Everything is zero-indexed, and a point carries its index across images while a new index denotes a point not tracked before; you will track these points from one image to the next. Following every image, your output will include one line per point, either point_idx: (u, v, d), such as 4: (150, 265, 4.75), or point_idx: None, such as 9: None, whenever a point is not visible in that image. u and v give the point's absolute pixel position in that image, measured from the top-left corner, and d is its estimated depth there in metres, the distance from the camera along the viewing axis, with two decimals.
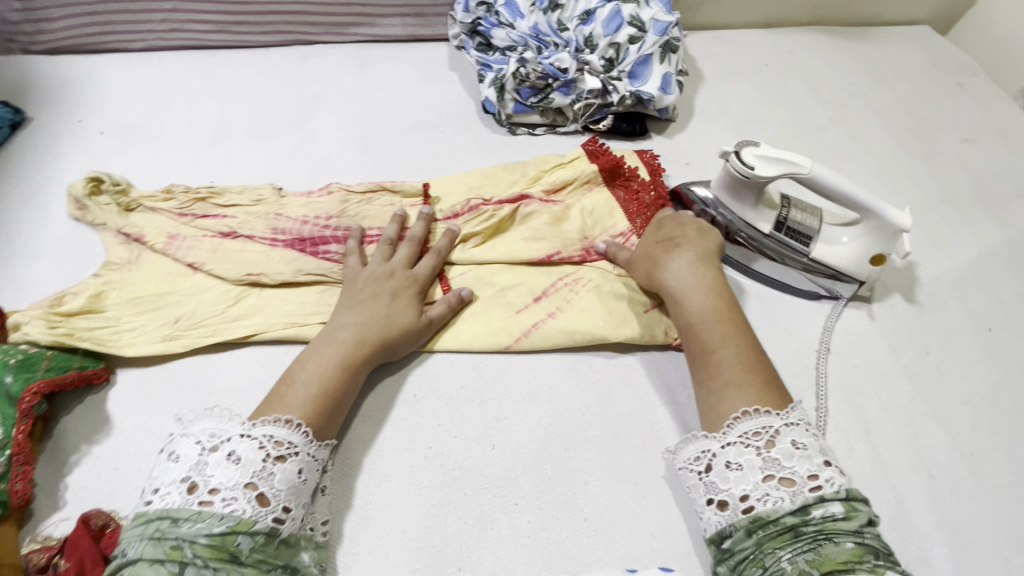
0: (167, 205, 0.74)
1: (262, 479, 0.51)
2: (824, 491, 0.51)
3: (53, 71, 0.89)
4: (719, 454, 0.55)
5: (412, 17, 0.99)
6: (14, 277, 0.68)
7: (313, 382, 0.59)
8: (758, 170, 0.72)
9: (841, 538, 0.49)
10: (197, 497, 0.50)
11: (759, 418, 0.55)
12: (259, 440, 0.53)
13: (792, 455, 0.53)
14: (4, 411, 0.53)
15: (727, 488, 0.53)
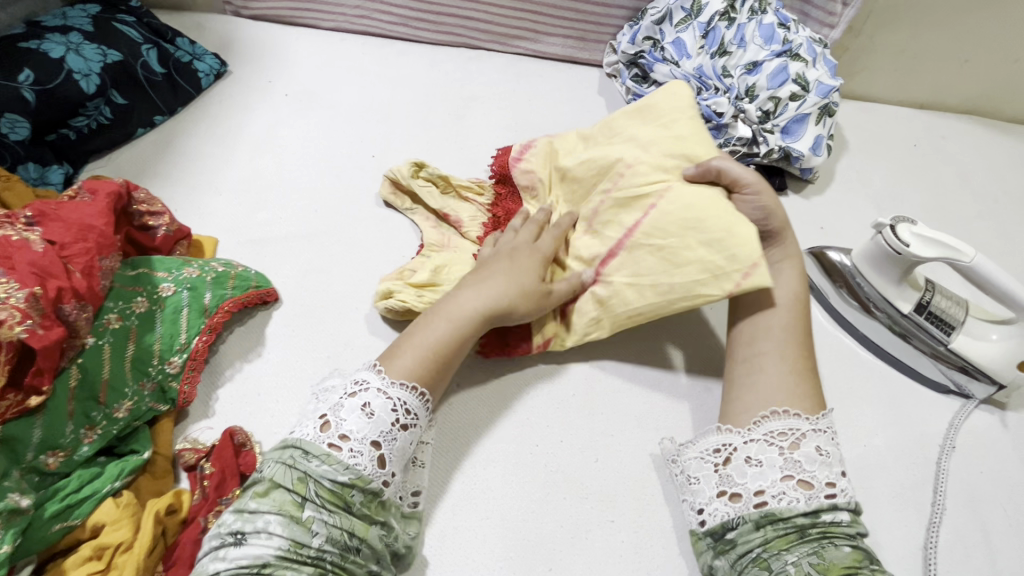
0: (478, 197, 0.78)
1: (386, 441, 0.51)
2: (836, 499, 0.52)
3: (254, 35, 0.99)
4: (740, 449, 0.55)
5: (574, 40, 1.04)
6: (200, 207, 0.77)
7: (427, 342, 0.57)
8: (912, 248, 0.71)
9: (841, 543, 0.49)
10: (328, 437, 0.50)
11: (785, 418, 0.55)
12: (394, 403, 0.52)
13: (813, 460, 0.53)
14: (196, 320, 0.60)
15: (742, 481, 0.54)
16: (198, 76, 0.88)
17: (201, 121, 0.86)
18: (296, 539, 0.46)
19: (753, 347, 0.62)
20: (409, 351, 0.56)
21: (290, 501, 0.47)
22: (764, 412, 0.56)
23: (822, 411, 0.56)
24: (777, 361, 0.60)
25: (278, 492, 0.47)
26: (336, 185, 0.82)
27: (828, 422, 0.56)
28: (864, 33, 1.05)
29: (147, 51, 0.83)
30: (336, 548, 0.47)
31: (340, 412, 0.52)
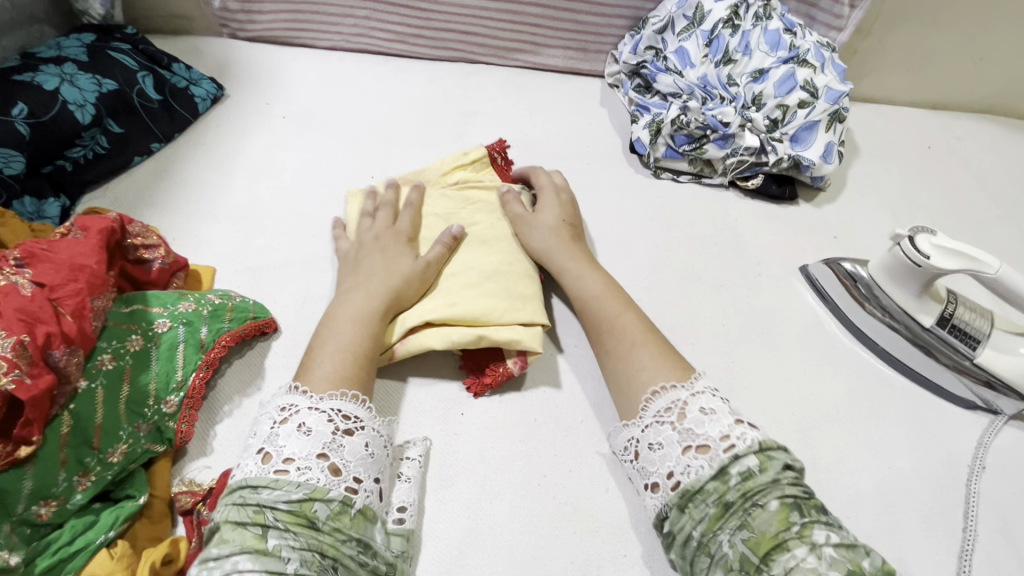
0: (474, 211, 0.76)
1: (331, 450, 0.50)
2: (736, 449, 0.50)
3: (252, 57, 0.98)
4: (641, 437, 0.55)
5: (575, 51, 1.03)
6: (197, 234, 0.75)
7: (340, 349, 0.58)
8: (933, 260, 0.68)
9: (762, 499, 0.47)
10: (272, 465, 0.49)
11: (667, 393, 0.55)
12: (328, 414, 0.52)
13: (702, 422, 0.53)
14: (193, 355, 0.58)
15: (654, 469, 0.53)
16: (195, 102, 0.87)
17: (198, 147, 0.85)
18: (269, 571, 0.43)
19: (610, 310, 0.65)
20: (328, 354, 0.57)
21: (248, 539, 0.45)
22: (653, 386, 0.57)
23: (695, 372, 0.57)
24: (640, 340, 0.62)
25: (234, 532, 0.45)
26: (336, 209, 0.81)
27: (701, 381, 0.56)
28: (873, 36, 1.02)
29: (142, 78, 0.82)
30: (311, 569, 0.44)
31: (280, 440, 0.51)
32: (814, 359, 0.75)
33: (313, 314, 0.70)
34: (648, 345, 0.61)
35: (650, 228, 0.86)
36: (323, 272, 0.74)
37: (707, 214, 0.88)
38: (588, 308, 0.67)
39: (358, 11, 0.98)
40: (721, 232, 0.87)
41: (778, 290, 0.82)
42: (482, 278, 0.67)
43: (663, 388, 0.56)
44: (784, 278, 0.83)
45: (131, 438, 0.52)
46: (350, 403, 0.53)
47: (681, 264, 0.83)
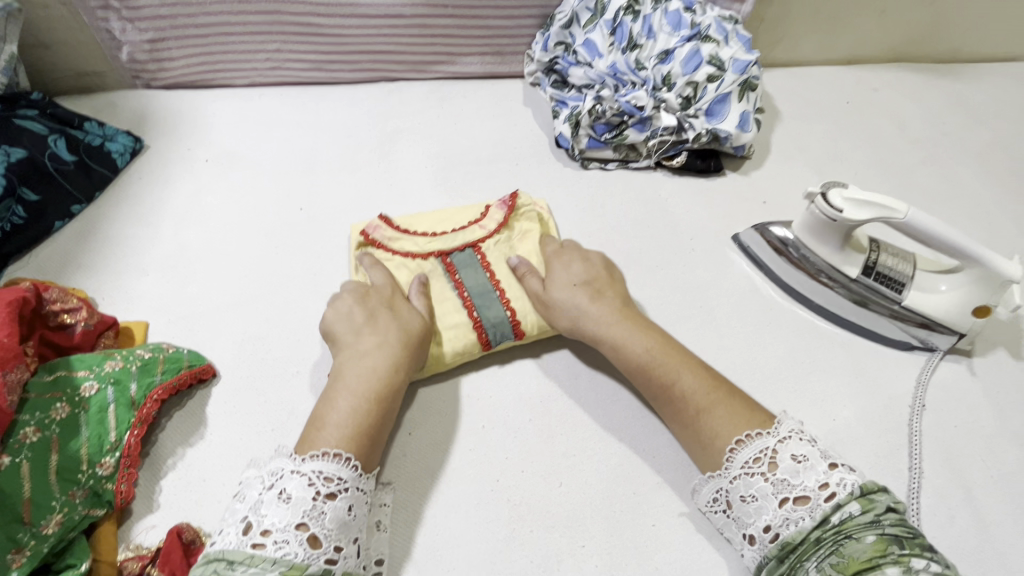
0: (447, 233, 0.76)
1: (311, 518, 0.48)
2: (837, 496, 0.49)
3: (170, 106, 0.98)
4: (732, 490, 0.54)
5: (491, 55, 1.03)
6: (127, 291, 0.75)
7: (344, 421, 0.55)
8: (846, 214, 0.70)
9: (860, 533, 0.46)
10: (252, 539, 0.47)
11: (753, 442, 0.53)
12: (309, 477, 0.50)
13: (796, 471, 0.51)
14: (125, 414, 0.58)
15: (751, 522, 0.52)
16: (113, 157, 0.87)
17: (122, 203, 0.84)
18: None
19: (666, 376, 0.61)
20: (329, 425, 0.55)
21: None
22: (732, 442, 0.55)
23: (781, 419, 0.55)
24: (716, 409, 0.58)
25: None
26: (268, 247, 0.81)
27: (788, 426, 0.54)
28: (778, 3, 1.03)
29: (54, 141, 0.81)
30: None
31: (261, 507, 0.49)
32: (753, 325, 0.77)
33: (252, 355, 0.70)
34: (719, 406, 0.58)
35: (583, 220, 0.87)
36: (259, 312, 0.74)
37: (638, 197, 0.90)
38: (644, 374, 0.63)
39: (268, 46, 0.96)
40: (653, 214, 0.88)
41: (713, 262, 0.83)
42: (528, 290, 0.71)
43: (749, 437, 0.54)
44: (718, 250, 0.85)
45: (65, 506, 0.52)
46: (334, 462, 0.51)
47: (617, 250, 0.84)
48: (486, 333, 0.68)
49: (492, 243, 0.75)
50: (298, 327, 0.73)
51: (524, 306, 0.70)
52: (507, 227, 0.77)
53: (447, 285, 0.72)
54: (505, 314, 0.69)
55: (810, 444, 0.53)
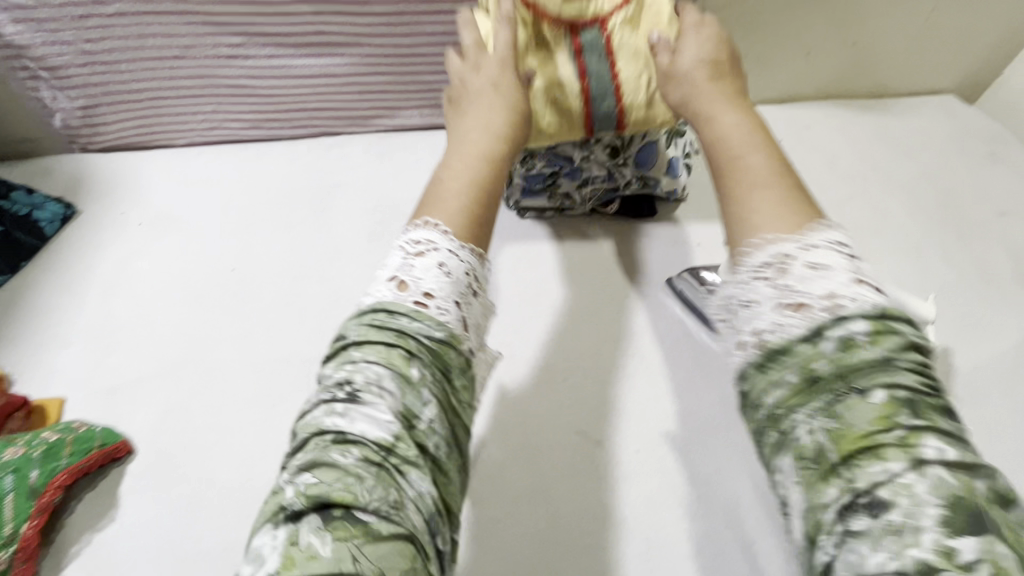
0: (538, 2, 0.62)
1: (461, 299, 0.48)
2: (841, 310, 0.38)
3: (106, 168, 0.98)
4: (750, 261, 0.43)
5: (430, 108, 1.05)
6: (47, 364, 0.73)
7: (466, 188, 0.52)
8: None
9: (868, 388, 0.36)
10: (412, 298, 0.46)
11: (812, 236, 0.41)
12: (463, 275, 0.49)
13: (810, 277, 0.40)
14: (23, 504, 0.57)
15: (750, 310, 0.42)
16: (42, 225, 0.86)
17: (50, 271, 0.83)
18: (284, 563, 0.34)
19: (734, 143, 0.48)
20: (437, 205, 0.52)
21: (367, 452, 0.39)
22: (759, 238, 0.43)
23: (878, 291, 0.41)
24: (755, 193, 0.45)
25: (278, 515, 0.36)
26: (197, 310, 0.80)
27: (828, 237, 0.42)
28: None
29: None
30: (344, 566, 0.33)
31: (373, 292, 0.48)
32: (685, 372, 0.77)
33: (173, 426, 0.68)
34: (774, 186, 0.45)
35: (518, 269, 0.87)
36: (182, 379, 0.72)
37: (575, 242, 0.90)
38: (715, 155, 0.49)
39: (204, 107, 0.97)
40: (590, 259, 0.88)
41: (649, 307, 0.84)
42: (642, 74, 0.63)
43: (762, 241, 0.43)
44: (652, 294, 0.85)
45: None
46: (436, 230, 0.50)
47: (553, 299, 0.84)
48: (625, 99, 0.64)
49: (619, 18, 0.62)
50: (222, 394, 0.71)
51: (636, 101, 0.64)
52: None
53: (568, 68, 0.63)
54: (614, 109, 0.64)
55: (843, 254, 0.41)
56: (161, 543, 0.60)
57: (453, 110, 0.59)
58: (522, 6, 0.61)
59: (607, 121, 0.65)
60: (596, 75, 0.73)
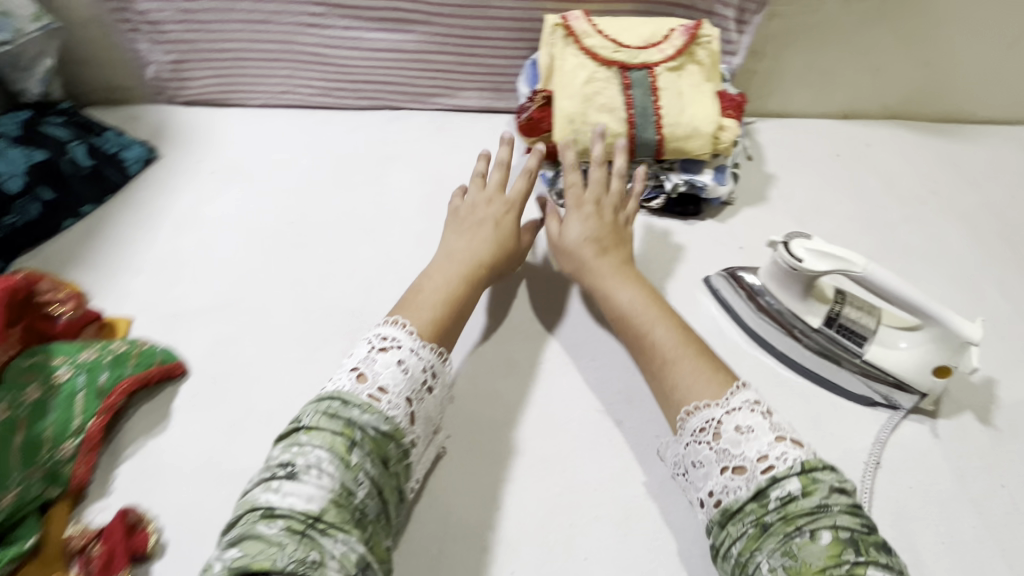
0: (611, 51, 0.86)
1: (415, 396, 0.60)
2: (774, 470, 0.54)
3: (187, 120, 1.06)
4: (723, 421, 0.59)
5: (489, 91, 1.08)
6: (119, 287, 0.80)
7: (437, 305, 0.68)
8: (805, 263, 0.71)
9: (816, 533, 0.49)
10: (366, 388, 0.58)
11: (702, 413, 0.60)
12: (416, 377, 0.61)
13: (737, 442, 0.57)
14: (92, 402, 0.62)
15: (705, 470, 0.58)
16: (127, 164, 0.93)
17: (127, 206, 0.90)
18: None
19: (639, 328, 0.71)
20: (415, 312, 0.67)
21: (292, 522, 0.48)
22: (693, 404, 0.61)
23: (735, 389, 0.61)
24: (682, 365, 0.65)
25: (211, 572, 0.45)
26: (255, 256, 0.86)
27: (742, 398, 0.59)
28: (769, 57, 1.06)
29: (73, 147, 0.89)
30: None
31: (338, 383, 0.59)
32: None
33: (224, 356, 0.74)
34: (686, 359, 0.66)
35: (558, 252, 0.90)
36: (235, 316, 0.78)
37: None
38: (627, 328, 0.72)
39: (281, 71, 1.04)
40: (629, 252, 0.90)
41: (681, 302, 0.85)
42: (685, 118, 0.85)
43: (696, 408, 0.61)
44: (688, 292, 0.86)
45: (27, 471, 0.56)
46: (402, 329, 0.63)
47: None
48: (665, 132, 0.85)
49: (668, 68, 0.86)
50: (270, 333, 0.76)
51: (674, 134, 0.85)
52: (684, 53, 0.87)
53: (620, 101, 0.86)
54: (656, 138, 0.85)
55: (758, 414, 0.59)
56: (202, 456, 0.65)
57: (456, 226, 0.78)
58: (599, 61, 0.86)
59: (648, 148, 0.86)
60: (662, 92, 0.86)
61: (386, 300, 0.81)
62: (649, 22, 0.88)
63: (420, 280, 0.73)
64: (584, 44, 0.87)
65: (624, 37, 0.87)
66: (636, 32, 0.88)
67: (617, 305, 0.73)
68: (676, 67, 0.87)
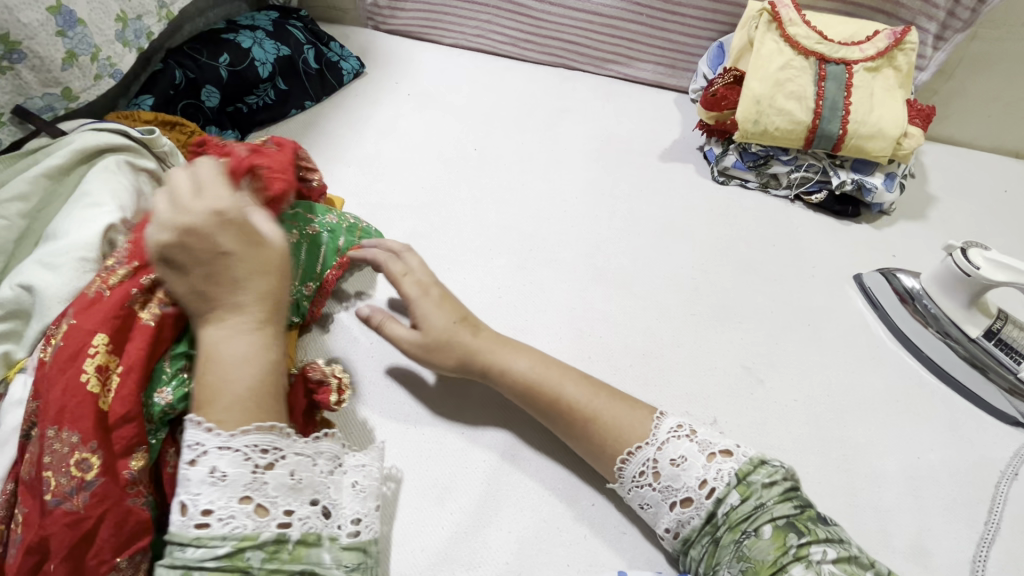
0: (811, 42, 0.91)
1: (253, 489, 0.48)
2: (716, 491, 0.55)
3: (389, 45, 1.18)
4: (658, 458, 0.58)
5: (664, 66, 1.14)
6: (332, 172, 0.93)
7: (254, 384, 0.51)
8: (983, 271, 0.73)
9: (758, 527, 0.53)
10: (191, 520, 0.47)
11: (636, 457, 0.58)
12: (243, 453, 0.48)
13: (676, 475, 0.57)
14: (331, 256, 0.72)
15: (655, 520, 0.59)
16: (343, 73, 1.06)
17: (340, 108, 1.03)
18: None
19: (550, 394, 0.64)
20: (218, 397, 0.50)
21: None
22: (624, 454, 0.59)
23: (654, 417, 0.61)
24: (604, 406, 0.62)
25: None
26: (442, 170, 0.96)
27: (665, 427, 0.59)
28: (955, 79, 1.06)
29: (308, 49, 1.02)
30: None
31: (185, 488, 0.48)
32: (855, 355, 0.80)
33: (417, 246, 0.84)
34: (602, 414, 0.61)
35: (713, 223, 0.95)
36: (426, 217, 0.89)
37: (769, 219, 0.96)
38: (541, 396, 0.64)
39: (482, 16, 1.14)
40: (781, 236, 0.94)
41: (829, 292, 0.87)
42: (872, 117, 0.88)
43: (631, 454, 0.59)
44: (838, 283, 0.89)
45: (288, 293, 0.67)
46: (201, 429, 0.48)
47: (739, 256, 0.91)
48: (851, 127, 0.88)
49: (865, 67, 0.89)
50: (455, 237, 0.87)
51: (858, 131, 0.88)
52: (884, 56, 0.90)
53: (812, 90, 0.89)
54: (840, 131, 0.88)
55: (682, 437, 0.58)
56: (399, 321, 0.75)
57: (224, 270, 0.53)
58: (798, 50, 0.90)
59: (830, 139, 0.89)
60: (855, 89, 0.89)
61: (554, 232, 0.90)
62: (852, 22, 0.92)
63: (225, 377, 0.51)
64: (786, 32, 0.91)
65: (828, 32, 0.92)
66: (837, 30, 0.92)
67: (512, 369, 0.65)
68: (874, 69, 0.90)
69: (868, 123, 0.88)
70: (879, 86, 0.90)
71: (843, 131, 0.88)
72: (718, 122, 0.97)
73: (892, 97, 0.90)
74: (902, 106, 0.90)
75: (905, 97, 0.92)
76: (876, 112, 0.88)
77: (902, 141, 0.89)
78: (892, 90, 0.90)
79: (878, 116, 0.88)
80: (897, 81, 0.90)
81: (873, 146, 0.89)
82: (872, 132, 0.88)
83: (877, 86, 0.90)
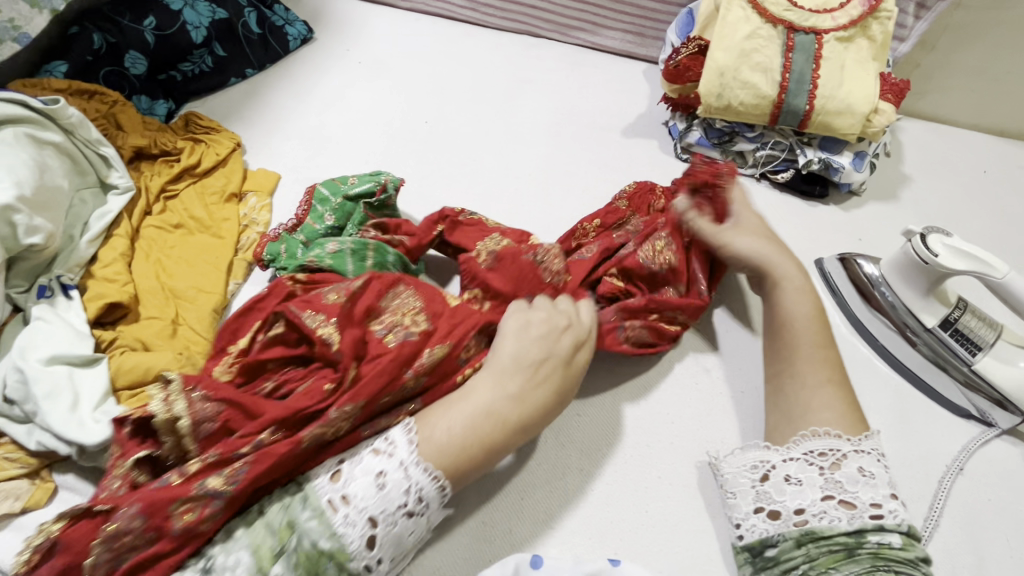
0: (780, 9, 0.85)
1: (386, 515, 0.48)
2: (884, 521, 0.50)
3: (342, 9, 1.11)
4: (848, 457, 0.54)
5: (633, 35, 1.08)
6: (271, 146, 0.88)
7: (466, 431, 0.52)
8: (942, 259, 0.69)
9: (901, 571, 0.48)
10: (328, 495, 0.49)
11: (829, 438, 0.54)
12: (415, 476, 0.50)
13: (856, 481, 0.52)
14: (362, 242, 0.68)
15: (780, 500, 0.53)
16: (288, 39, 1.00)
17: (284, 77, 0.97)
18: None
19: (799, 345, 0.62)
20: (437, 433, 0.52)
21: None
22: (805, 430, 0.56)
23: (869, 432, 0.56)
24: (817, 388, 0.58)
25: None
26: (389, 145, 0.91)
27: (871, 443, 0.55)
28: (938, 51, 1.00)
29: (248, 13, 0.96)
30: None
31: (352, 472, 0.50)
32: None
33: None
34: (821, 388, 0.58)
35: None
36: None
37: None
38: (782, 336, 0.63)
39: None
40: None
41: None
42: (842, 92, 0.83)
43: (826, 432, 0.55)
44: None
45: (352, 245, 0.67)
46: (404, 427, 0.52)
47: None
48: (817, 102, 0.83)
49: (836, 37, 0.84)
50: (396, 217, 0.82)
51: (825, 107, 0.83)
52: (857, 25, 0.84)
53: (779, 62, 0.84)
54: (806, 107, 0.83)
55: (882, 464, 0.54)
56: None
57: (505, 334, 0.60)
58: (765, 18, 0.85)
59: (795, 115, 0.84)
60: (824, 61, 0.83)
61: (503, 212, 0.86)
62: None
63: (450, 421, 0.53)
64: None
65: None
66: None
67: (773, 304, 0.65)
68: (846, 39, 0.84)
69: (837, 98, 0.83)
70: (850, 57, 0.84)
71: (809, 107, 0.83)
72: (681, 96, 0.92)
73: (864, 70, 0.84)
74: (874, 79, 0.84)
75: (879, 70, 0.86)
76: (846, 86, 0.83)
77: (873, 118, 0.84)
78: (865, 62, 0.85)
79: (847, 91, 0.83)
80: (869, 53, 0.85)
81: (842, 123, 0.84)
82: (841, 108, 0.83)
83: (848, 58, 0.84)
